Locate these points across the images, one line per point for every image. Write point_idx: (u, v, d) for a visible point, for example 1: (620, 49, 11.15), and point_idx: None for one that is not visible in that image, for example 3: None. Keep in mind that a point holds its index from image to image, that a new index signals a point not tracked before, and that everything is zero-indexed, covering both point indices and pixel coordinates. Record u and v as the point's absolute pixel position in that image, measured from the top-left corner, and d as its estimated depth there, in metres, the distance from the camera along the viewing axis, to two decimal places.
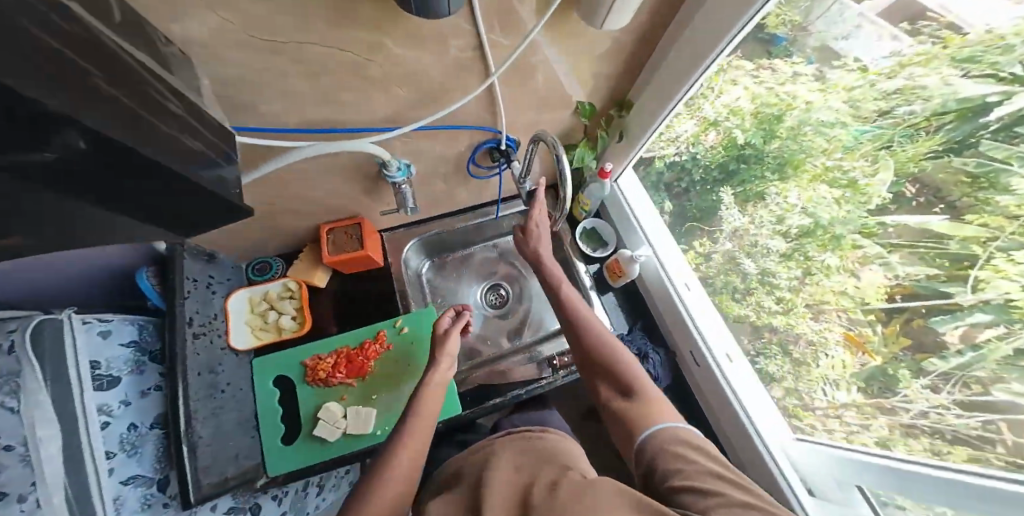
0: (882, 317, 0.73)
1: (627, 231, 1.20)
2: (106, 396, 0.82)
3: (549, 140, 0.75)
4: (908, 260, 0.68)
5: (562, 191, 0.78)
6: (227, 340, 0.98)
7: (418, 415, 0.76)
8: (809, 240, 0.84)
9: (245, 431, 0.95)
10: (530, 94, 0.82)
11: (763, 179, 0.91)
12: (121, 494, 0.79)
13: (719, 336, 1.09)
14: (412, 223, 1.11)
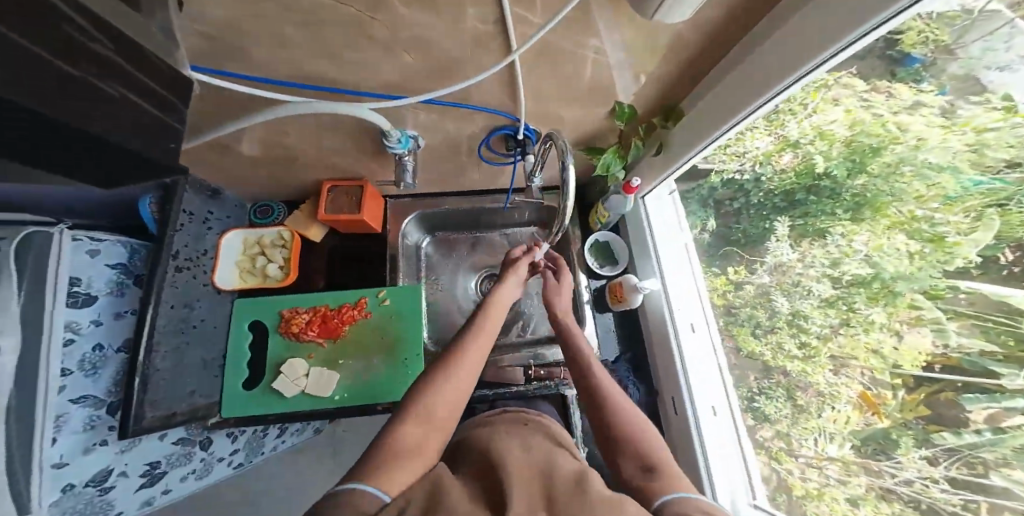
0: (910, 383, 0.59)
1: (642, 258, 1.01)
2: (76, 314, 0.67)
3: (559, 146, 0.61)
4: (966, 331, 0.54)
5: (562, 207, 0.65)
6: (213, 278, 0.84)
7: (458, 365, 0.61)
8: (859, 290, 0.66)
9: (207, 371, 0.81)
10: (565, 86, 0.66)
11: (830, 217, 0.69)
12: (66, 414, 0.64)
13: (705, 385, 0.89)
14: (418, 195, 1.00)
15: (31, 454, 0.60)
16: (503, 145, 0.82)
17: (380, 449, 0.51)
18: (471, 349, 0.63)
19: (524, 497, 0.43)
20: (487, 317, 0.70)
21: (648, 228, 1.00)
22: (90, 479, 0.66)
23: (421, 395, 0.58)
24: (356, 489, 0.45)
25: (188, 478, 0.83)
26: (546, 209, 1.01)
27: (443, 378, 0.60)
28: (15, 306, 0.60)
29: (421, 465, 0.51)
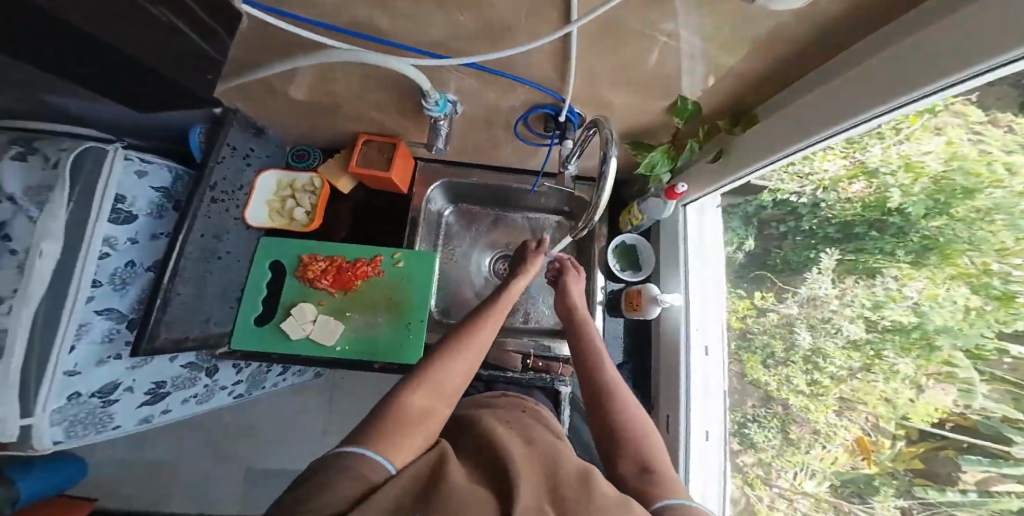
0: (913, 435, 0.60)
1: (668, 271, 0.91)
2: (116, 229, 0.61)
3: (605, 136, 0.55)
4: (996, 395, 0.53)
5: (595, 201, 0.59)
6: (243, 214, 0.77)
7: (470, 342, 0.56)
8: (895, 337, 0.62)
9: (224, 300, 0.78)
10: (622, 70, 0.59)
11: (888, 257, 0.62)
12: (89, 324, 0.59)
13: (705, 408, 0.84)
14: (447, 161, 0.96)
15: (47, 356, 0.56)
16: (541, 125, 0.75)
17: (382, 414, 0.45)
18: (485, 333, 0.59)
19: (531, 494, 0.39)
20: (506, 297, 0.65)
21: (682, 241, 0.89)
22: (97, 391, 0.62)
23: (429, 365, 0.52)
24: (355, 457, 0.40)
25: (190, 400, 0.82)
26: (575, 199, 0.96)
27: (454, 353, 0.54)
28: (64, 214, 0.56)
29: (427, 441, 0.45)
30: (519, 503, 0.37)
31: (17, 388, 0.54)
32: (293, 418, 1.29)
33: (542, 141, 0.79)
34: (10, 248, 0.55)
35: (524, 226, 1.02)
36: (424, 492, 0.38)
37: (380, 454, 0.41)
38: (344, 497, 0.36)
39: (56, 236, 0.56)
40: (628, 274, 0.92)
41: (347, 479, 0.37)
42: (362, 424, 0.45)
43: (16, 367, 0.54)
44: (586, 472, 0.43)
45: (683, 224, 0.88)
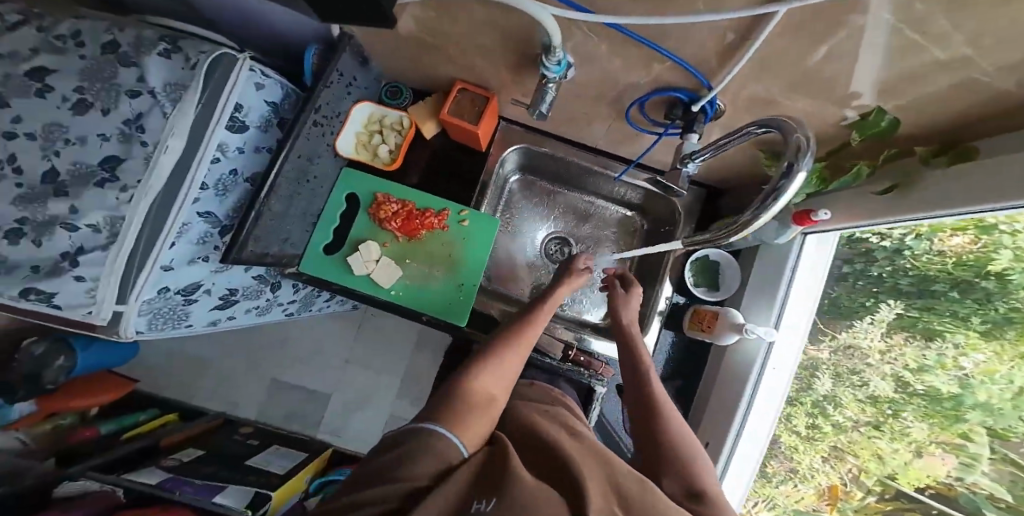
0: (887, 493, 0.65)
1: (756, 300, 0.76)
2: (230, 137, 0.59)
3: (796, 147, 0.38)
4: (995, 474, 0.57)
5: (752, 216, 0.43)
6: (335, 142, 0.81)
7: (521, 339, 0.56)
8: (919, 404, 0.63)
9: (303, 223, 0.81)
10: (789, 76, 0.45)
11: (958, 322, 0.60)
12: (190, 225, 0.60)
13: (746, 457, 0.71)
14: (531, 126, 0.91)
15: (151, 247, 0.58)
16: (658, 110, 0.63)
17: (446, 396, 0.44)
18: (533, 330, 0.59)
19: (600, 495, 0.35)
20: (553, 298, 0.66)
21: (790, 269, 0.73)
22: (182, 288, 0.66)
23: (485, 354, 0.52)
24: (427, 433, 0.39)
25: (251, 311, 0.88)
26: (653, 192, 0.90)
27: (506, 344, 0.54)
28: (191, 113, 0.56)
29: (490, 427, 0.43)
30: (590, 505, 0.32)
31: (122, 273, 0.58)
32: (321, 345, 1.37)
33: (654, 128, 0.68)
34: (142, 141, 0.56)
35: (588, 210, 1.00)
36: (492, 474, 0.35)
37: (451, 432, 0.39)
38: (421, 474, 0.35)
39: (180, 138, 0.56)
40: (702, 291, 0.83)
41: (424, 456, 0.36)
42: (426, 406, 0.44)
43: (126, 252, 0.56)
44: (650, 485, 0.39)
45: (796, 251, 0.72)
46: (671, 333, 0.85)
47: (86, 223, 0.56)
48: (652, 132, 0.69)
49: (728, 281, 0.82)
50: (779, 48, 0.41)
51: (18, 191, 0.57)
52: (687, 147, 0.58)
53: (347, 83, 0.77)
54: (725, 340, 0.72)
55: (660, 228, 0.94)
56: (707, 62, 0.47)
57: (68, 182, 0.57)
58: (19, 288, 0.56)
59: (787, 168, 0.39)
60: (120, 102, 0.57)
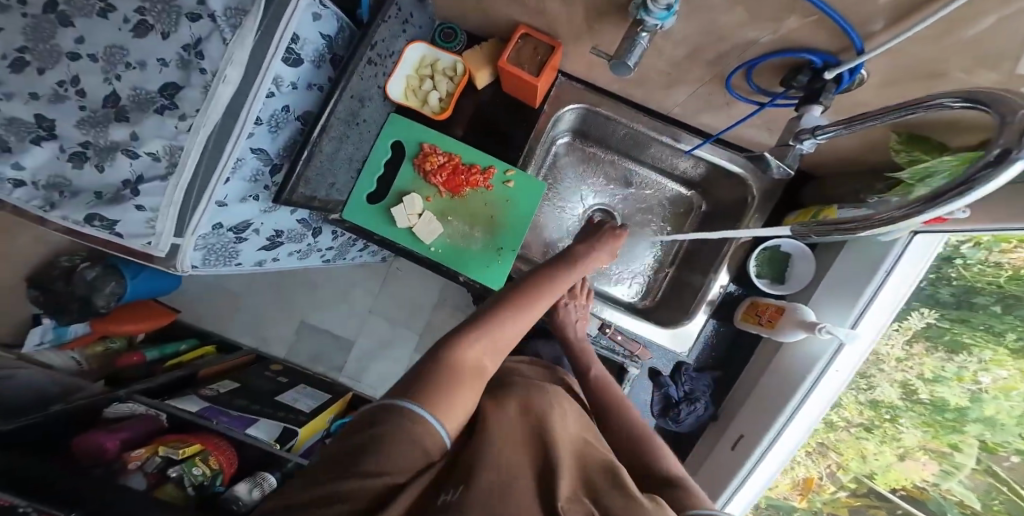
0: (859, 489, 0.71)
1: (834, 303, 0.67)
2: (285, 71, 0.57)
3: (1022, 126, 0.25)
4: (970, 483, 0.63)
5: (925, 206, 0.32)
6: (385, 85, 0.77)
7: (519, 314, 0.54)
8: (915, 413, 0.66)
9: (349, 169, 0.79)
10: (963, 42, 0.37)
11: (990, 336, 0.61)
12: (244, 161, 0.60)
13: (777, 455, 0.67)
14: (593, 85, 0.83)
15: (207, 182, 0.58)
16: (771, 76, 0.56)
17: (433, 367, 0.42)
18: (536, 306, 0.57)
19: (570, 484, 0.35)
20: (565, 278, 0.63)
21: (884, 273, 0.61)
22: (233, 226, 0.68)
23: (479, 325, 0.49)
24: (410, 410, 0.36)
25: (293, 255, 0.89)
26: (724, 170, 0.82)
27: (506, 317, 0.52)
28: (250, 43, 0.51)
29: (472, 402, 0.42)
30: (561, 490, 0.33)
31: (179, 205, 0.58)
32: (349, 293, 1.39)
33: (761, 97, 0.61)
34: (201, 69, 0.52)
35: (639, 182, 0.96)
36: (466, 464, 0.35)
37: (437, 415, 0.37)
38: (402, 462, 0.33)
39: (236, 69, 0.52)
40: (764, 283, 0.78)
41: (405, 438, 0.34)
42: (409, 375, 0.42)
43: (183, 184, 0.56)
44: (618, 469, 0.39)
45: (893, 253, 0.60)
46: (715, 322, 0.84)
47: (145, 151, 0.55)
48: (751, 102, 0.63)
49: (802, 273, 0.76)
50: (965, 11, 0.33)
51: (81, 112, 0.56)
52: (807, 121, 0.51)
53: (404, 20, 0.72)
54: (789, 335, 0.68)
55: (720, 211, 0.89)
56: (861, 23, 0.40)
57: (129, 107, 0.55)
58: (83, 213, 0.57)
59: (996, 153, 0.26)
60: (179, 25, 0.52)
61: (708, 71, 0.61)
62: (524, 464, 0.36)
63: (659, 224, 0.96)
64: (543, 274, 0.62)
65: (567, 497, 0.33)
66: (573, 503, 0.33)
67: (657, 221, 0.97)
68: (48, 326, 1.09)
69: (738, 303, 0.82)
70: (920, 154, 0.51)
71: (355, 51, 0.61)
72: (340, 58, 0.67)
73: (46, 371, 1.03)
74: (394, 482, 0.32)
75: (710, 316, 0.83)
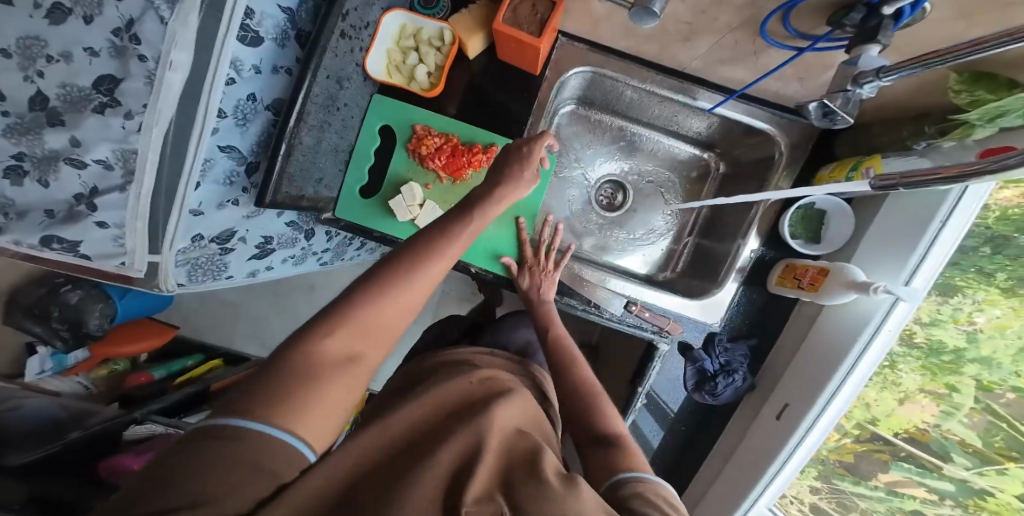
0: (863, 436, 0.68)
1: (884, 259, 0.60)
2: (243, 52, 0.49)
3: None
4: (972, 422, 0.63)
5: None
6: (363, 62, 0.69)
7: (408, 281, 0.40)
8: (912, 358, 0.63)
9: (335, 160, 0.71)
10: None
11: (981, 277, 0.59)
12: (212, 161, 0.54)
13: (822, 423, 0.61)
14: (597, 43, 0.74)
15: (175, 187, 0.52)
16: (810, 15, 0.50)
17: (279, 368, 0.33)
18: (434, 267, 0.43)
19: (483, 477, 0.33)
20: (469, 228, 0.49)
21: (937, 225, 0.54)
22: (215, 236, 0.61)
23: (343, 305, 0.37)
24: (244, 431, 0.28)
25: (288, 261, 0.82)
26: (745, 127, 0.75)
27: (386, 284, 0.39)
28: (195, 20, 0.43)
29: (350, 398, 0.36)
30: (469, 490, 0.31)
31: (147, 218, 0.52)
32: None
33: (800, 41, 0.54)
34: (141, 55, 0.44)
35: (649, 147, 0.89)
36: (367, 499, 0.31)
37: (295, 433, 0.30)
38: (242, 493, 0.26)
39: (183, 52, 0.44)
40: (798, 244, 0.72)
41: (236, 463, 0.27)
42: (238, 386, 0.32)
43: (147, 194, 0.49)
44: (538, 452, 0.37)
45: (944, 207, 0.53)
46: (746, 289, 0.77)
47: (93, 159, 0.48)
48: (788, 49, 0.56)
49: (838, 231, 0.70)
50: None
51: (2, 119, 0.46)
52: (866, 62, 0.44)
53: None
54: (832, 298, 0.62)
55: (739, 172, 0.82)
56: None
57: (61, 109, 0.46)
58: (36, 236, 0.51)
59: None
60: (104, 6, 0.43)
61: (738, 15, 0.54)
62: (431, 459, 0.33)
63: (675, 190, 0.90)
64: (445, 226, 0.47)
65: (474, 497, 0.31)
66: (482, 503, 0.31)
67: (670, 186, 0.90)
68: (45, 354, 1.03)
69: (768, 268, 0.76)
70: (985, 94, 0.42)
71: (324, 23, 0.53)
72: (307, 34, 0.59)
73: (55, 397, 0.98)
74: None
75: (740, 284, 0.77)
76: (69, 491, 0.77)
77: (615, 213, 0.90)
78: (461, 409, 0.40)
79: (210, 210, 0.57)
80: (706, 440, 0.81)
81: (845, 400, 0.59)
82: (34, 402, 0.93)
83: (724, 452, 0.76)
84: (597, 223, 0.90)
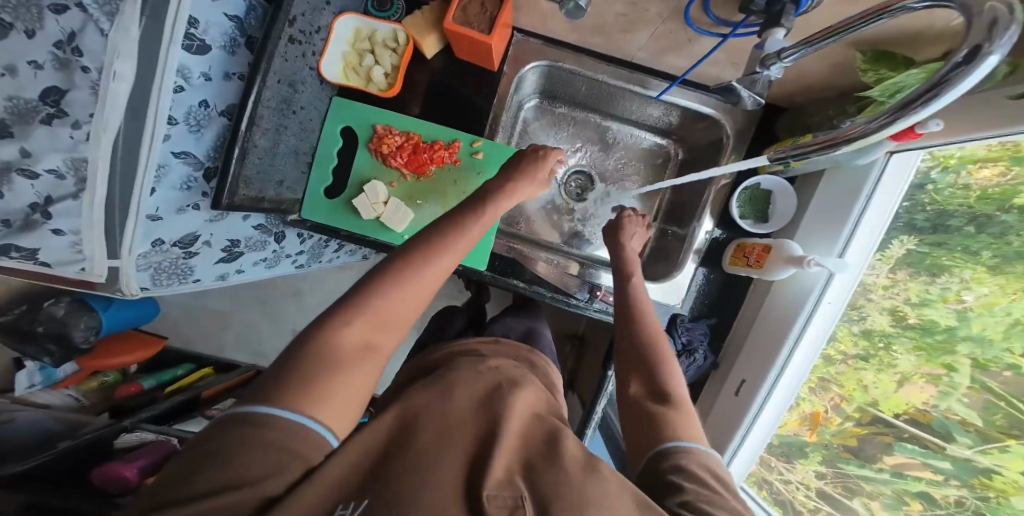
0: (864, 418, 0.69)
1: (819, 233, 0.63)
2: (190, 61, 0.51)
3: (983, 24, 0.26)
4: (971, 402, 0.60)
5: (893, 118, 0.33)
6: (318, 65, 0.70)
7: (419, 274, 0.42)
8: (909, 336, 0.65)
9: (296, 163, 0.73)
10: None
11: (966, 256, 0.60)
12: (167, 167, 0.55)
13: (782, 395, 0.64)
14: (552, 39, 0.76)
15: (129, 195, 0.53)
16: (727, 3, 0.53)
17: (290, 361, 0.34)
18: (444, 261, 0.44)
19: (502, 463, 0.34)
20: (479, 223, 0.50)
21: (864, 200, 0.58)
22: (177, 240, 0.63)
23: (358, 301, 0.39)
24: (269, 417, 0.30)
25: (259, 264, 0.83)
26: (695, 113, 0.77)
27: (389, 279, 0.41)
28: (137, 32, 0.45)
29: (368, 385, 0.37)
30: (489, 477, 0.32)
31: (103, 226, 0.53)
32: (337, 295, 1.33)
33: (720, 28, 0.57)
34: (83, 67, 0.45)
35: (613, 138, 0.91)
36: (388, 480, 0.31)
37: (312, 416, 0.32)
38: (264, 476, 0.28)
39: (127, 62, 0.46)
40: (747, 224, 0.74)
41: (270, 445, 0.29)
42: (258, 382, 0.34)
43: (101, 201, 0.51)
44: (558, 435, 0.39)
45: (870, 183, 0.57)
46: (704, 269, 0.80)
47: (44, 168, 0.49)
48: (713, 35, 0.59)
49: (785, 208, 0.73)
50: None
51: None
52: (771, 45, 0.47)
53: None
54: (776, 273, 0.64)
55: (696, 156, 0.85)
56: None
57: (9, 120, 0.46)
58: None
59: (964, 54, 0.27)
60: (43, 19, 0.43)
61: (666, 7, 0.58)
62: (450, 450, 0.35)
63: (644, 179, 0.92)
64: (455, 220, 0.49)
65: (496, 482, 0.32)
66: (504, 488, 0.32)
67: (638, 174, 0.93)
68: (33, 368, 1.04)
69: (723, 248, 0.79)
70: (888, 72, 0.47)
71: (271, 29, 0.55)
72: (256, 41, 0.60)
73: (44, 410, 0.99)
74: (272, 494, 0.28)
75: (700, 265, 0.79)
76: (68, 499, 0.78)
77: (584, 203, 0.92)
78: (479, 394, 0.41)
79: (168, 215, 0.58)
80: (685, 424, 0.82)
81: (792, 370, 0.63)
82: (26, 416, 0.95)
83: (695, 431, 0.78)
84: (568, 213, 0.92)
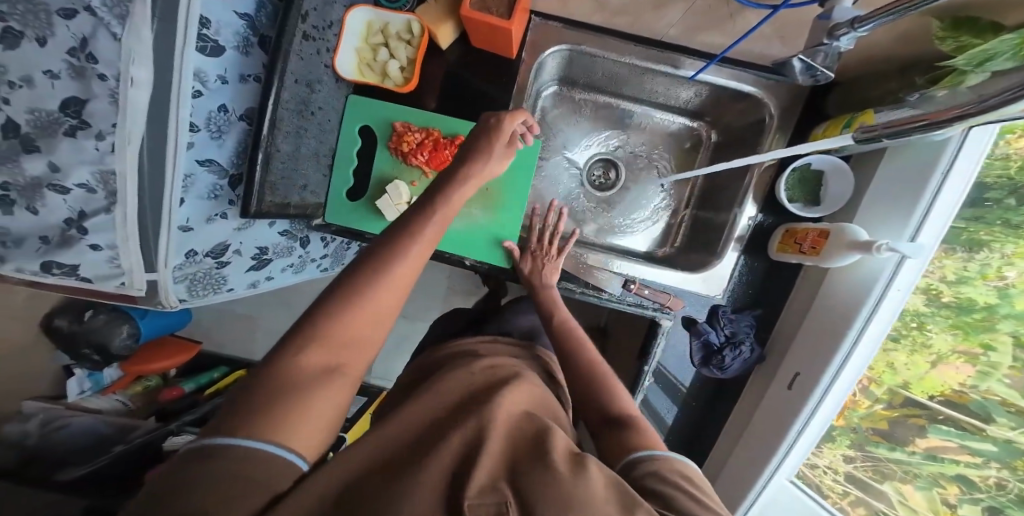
0: (896, 400, 0.64)
1: (886, 217, 0.58)
2: (205, 65, 0.50)
3: None
4: (1012, 382, 0.56)
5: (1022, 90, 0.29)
6: (332, 63, 0.68)
7: (389, 271, 0.40)
8: (941, 316, 0.59)
9: (318, 166, 0.72)
10: None
11: (1008, 230, 0.55)
12: (194, 176, 0.55)
13: (838, 395, 0.59)
14: (574, 21, 0.71)
15: (159, 207, 0.53)
16: None
17: (260, 380, 0.33)
18: (415, 249, 0.42)
19: (488, 467, 0.32)
20: (444, 208, 0.47)
21: (938, 177, 0.52)
22: (210, 250, 0.63)
23: (330, 309, 0.37)
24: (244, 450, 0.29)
25: (288, 269, 0.83)
26: (732, 92, 0.73)
27: (356, 289, 0.38)
28: (148, 35, 0.44)
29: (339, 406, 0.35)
30: (471, 483, 0.30)
31: (137, 238, 0.54)
32: None
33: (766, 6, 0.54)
34: (99, 74, 0.45)
35: (640, 122, 0.87)
36: (369, 496, 0.30)
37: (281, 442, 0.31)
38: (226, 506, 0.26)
39: (144, 68, 0.45)
40: (798, 208, 0.70)
41: (237, 478, 0.27)
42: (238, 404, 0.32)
43: (132, 213, 0.51)
44: (545, 432, 0.37)
45: (948, 158, 0.52)
46: (747, 257, 0.76)
47: (75, 183, 0.49)
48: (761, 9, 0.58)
49: (841, 187, 0.68)
50: None
51: None
52: (840, 14, 0.45)
53: None
54: (835, 258, 0.60)
55: (729, 139, 0.81)
56: None
57: (34, 134, 0.47)
58: (36, 262, 0.54)
59: None
60: (54, 25, 0.44)
61: None
62: (434, 454, 0.33)
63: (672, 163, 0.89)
64: (419, 209, 0.46)
65: (477, 489, 0.30)
66: (486, 494, 0.30)
67: (665, 158, 0.89)
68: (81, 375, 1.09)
69: (769, 235, 0.75)
70: (970, 40, 0.42)
71: (285, 27, 0.53)
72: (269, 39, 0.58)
73: (98, 414, 1.04)
74: None
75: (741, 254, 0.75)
76: (118, 500, 0.82)
77: (607, 193, 0.89)
78: (463, 390, 0.42)
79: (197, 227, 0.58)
80: (729, 421, 0.78)
81: (852, 368, 0.58)
82: (79, 421, 1.01)
83: (740, 428, 0.74)
84: (592, 203, 0.89)
